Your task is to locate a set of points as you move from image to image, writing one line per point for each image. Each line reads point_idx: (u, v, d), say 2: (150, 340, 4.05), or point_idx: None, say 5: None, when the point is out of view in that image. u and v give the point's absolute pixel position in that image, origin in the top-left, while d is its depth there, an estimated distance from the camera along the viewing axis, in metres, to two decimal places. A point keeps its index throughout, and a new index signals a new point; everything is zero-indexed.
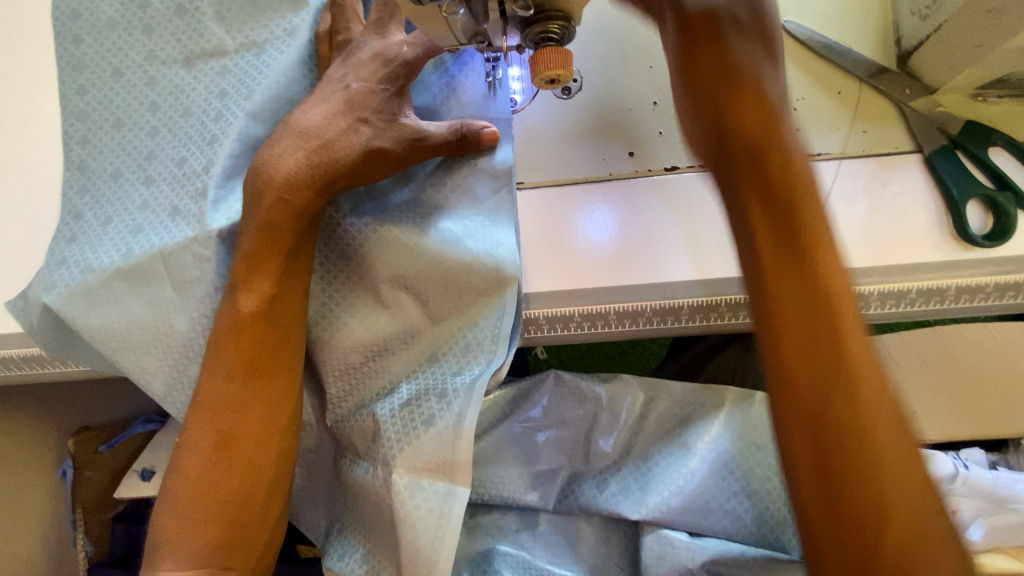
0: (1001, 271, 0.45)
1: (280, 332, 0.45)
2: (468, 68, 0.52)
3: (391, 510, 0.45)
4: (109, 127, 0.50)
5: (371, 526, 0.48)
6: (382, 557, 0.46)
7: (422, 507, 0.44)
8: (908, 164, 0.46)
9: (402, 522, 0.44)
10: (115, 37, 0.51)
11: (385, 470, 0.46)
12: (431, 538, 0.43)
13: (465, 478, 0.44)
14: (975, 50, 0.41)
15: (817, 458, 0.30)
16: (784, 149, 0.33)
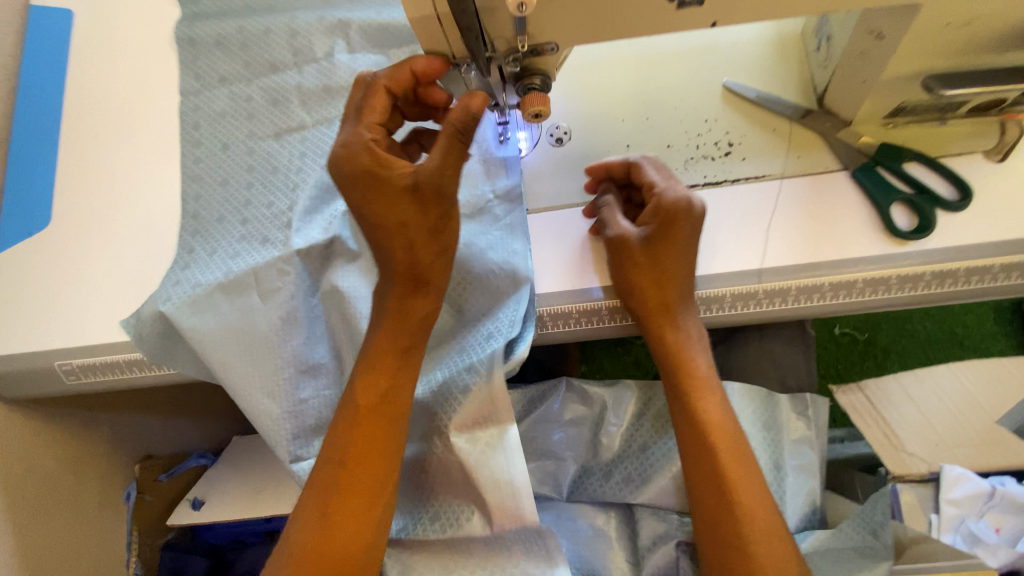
0: (935, 261, 0.53)
1: (417, 326, 0.53)
2: (480, 118, 0.63)
3: (457, 460, 0.53)
4: (217, 184, 0.66)
5: (435, 492, 0.55)
6: (459, 511, 0.54)
7: (481, 446, 0.52)
8: (839, 180, 0.56)
9: (472, 464, 0.52)
10: (226, 121, 0.69)
11: (441, 437, 0.54)
12: (501, 466, 0.51)
13: (506, 413, 0.52)
14: (861, 84, 0.49)
15: (692, 486, 0.53)
16: (665, 301, 0.55)
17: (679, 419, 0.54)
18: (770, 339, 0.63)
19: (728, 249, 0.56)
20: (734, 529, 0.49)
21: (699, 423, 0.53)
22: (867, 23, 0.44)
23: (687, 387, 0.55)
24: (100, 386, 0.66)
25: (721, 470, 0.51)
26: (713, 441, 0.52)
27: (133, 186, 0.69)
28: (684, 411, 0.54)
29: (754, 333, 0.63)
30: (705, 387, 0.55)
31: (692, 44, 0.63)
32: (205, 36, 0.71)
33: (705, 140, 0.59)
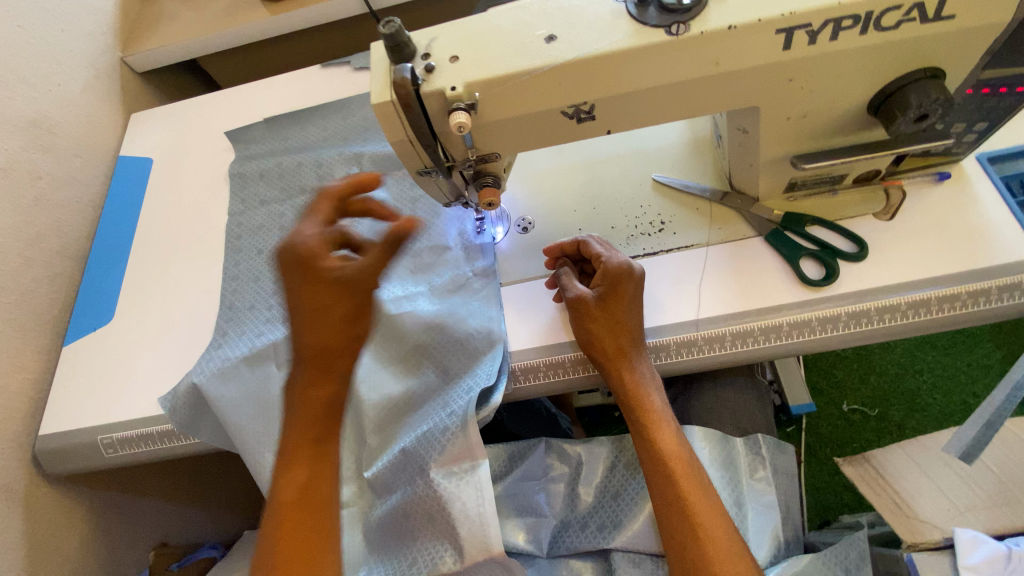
0: (844, 303, 0.62)
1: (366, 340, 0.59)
2: (462, 217, 0.78)
3: (439, 499, 0.61)
4: (252, 281, 0.81)
5: (416, 536, 0.62)
6: (431, 555, 0.61)
7: (457, 486, 0.61)
8: (755, 245, 0.67)
9: (449, 500, 0.60)
10: (263, 233, 0.85)
11: (425, 477, 0.62)
12: (474, 503, 0.60)
13: (481, 452, 0.61)
14: (751, 167, 0.63)
15: (663, 519, 0.57)
16: (618, 349, 0.62)
17: (645, 456, 0.60)
18: (724, 388, 0.71)
19: (666, 305, 0.66)
20: (698, 552, 0.53)
21: (661, 458, 0.59)
22: (736, 122, 0.59)
23: (647, 428, 0.60)
24: (143, 461, 0.77)
25: (687, 500, 0.56)
26: (676, 473, 0.57)
27: (183, 286, 0.85)
28: (648, 449, 0.60)
29: (708, 384, 0.72)
30: (663, 428, 0.60)
31: (626, 150, 0.78)
32: (252, 171, 0.91)
33: (641, 221, 0.72)
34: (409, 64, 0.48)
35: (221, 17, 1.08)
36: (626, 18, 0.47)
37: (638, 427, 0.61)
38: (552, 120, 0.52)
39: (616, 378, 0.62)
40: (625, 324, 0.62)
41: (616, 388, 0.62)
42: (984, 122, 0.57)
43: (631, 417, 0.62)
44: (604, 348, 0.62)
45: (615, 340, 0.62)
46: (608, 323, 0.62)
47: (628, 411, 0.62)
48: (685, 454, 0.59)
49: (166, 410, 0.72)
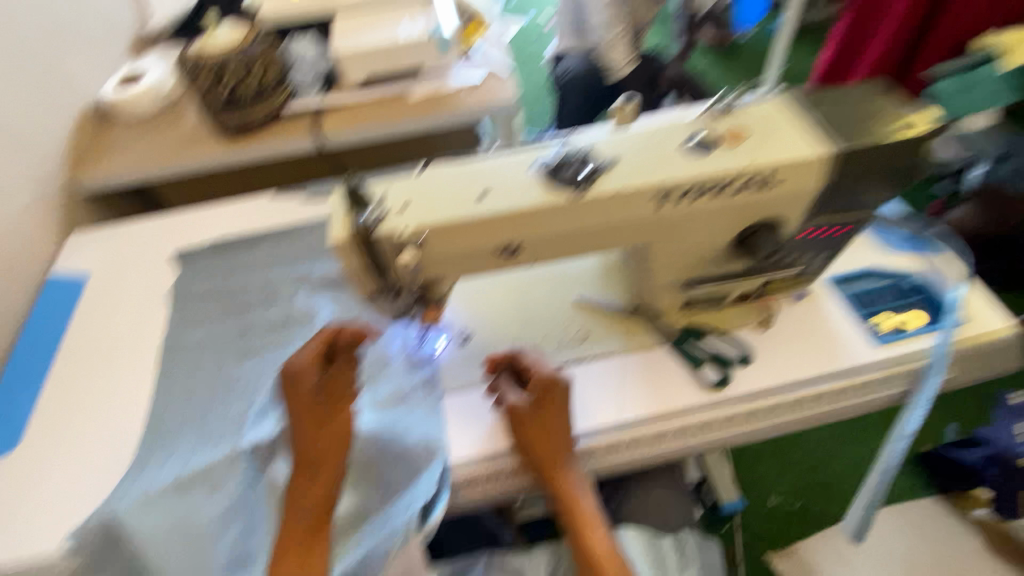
0: (739, 402, 0.73)
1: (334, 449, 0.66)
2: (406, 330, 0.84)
3: None
4: (185, 400, 0.79)
5: None
6: None
7: None
8: (663, 352, 0.78)
9: None
10: (201, 350, 0.85)
11: None
12: None
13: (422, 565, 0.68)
14: (652, 288, 0.75)
15: None
16: (552, 458, 0.68)
17: (581, 553, 0.66)
18: (650, 485, 0.78)
19: (590, 409, 0.74)
20: None
21: (593, 555, 0.65)
22: (637, 255, 0.72)
23: (581, 529, 0.66)
24: None
25: None
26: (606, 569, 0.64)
27: (104, 407, 0.81)
28: (583, 547, 0.66)
29: (633, 481, 0.79)
30: (594, 525, 0.67)
31: (551, 269, 0.90)
32: (196, 290, 0.94)
33: (567, 332, 0.82)
34: (368, 209, 0.58)
35: (178, 149, 1.16)
36: (542, 181, 0.60)
37: (573, 526, 0.67)
38: (486, 254, 0.62)
39: (551, 483, 0.68)
40: (558, 434, 0.68)
41: (552, 492, 0.68)
42: (824, 252, 0.74)
43: (567, 518, 0.67)
44: (540, 456, 0.68)
45: (549, 449, 0.68)
46: (542, 433, 0.68)
47: (563, 512, 0.67)
48: (613, 547, 0.66)
49: (73, 550, 0.66)
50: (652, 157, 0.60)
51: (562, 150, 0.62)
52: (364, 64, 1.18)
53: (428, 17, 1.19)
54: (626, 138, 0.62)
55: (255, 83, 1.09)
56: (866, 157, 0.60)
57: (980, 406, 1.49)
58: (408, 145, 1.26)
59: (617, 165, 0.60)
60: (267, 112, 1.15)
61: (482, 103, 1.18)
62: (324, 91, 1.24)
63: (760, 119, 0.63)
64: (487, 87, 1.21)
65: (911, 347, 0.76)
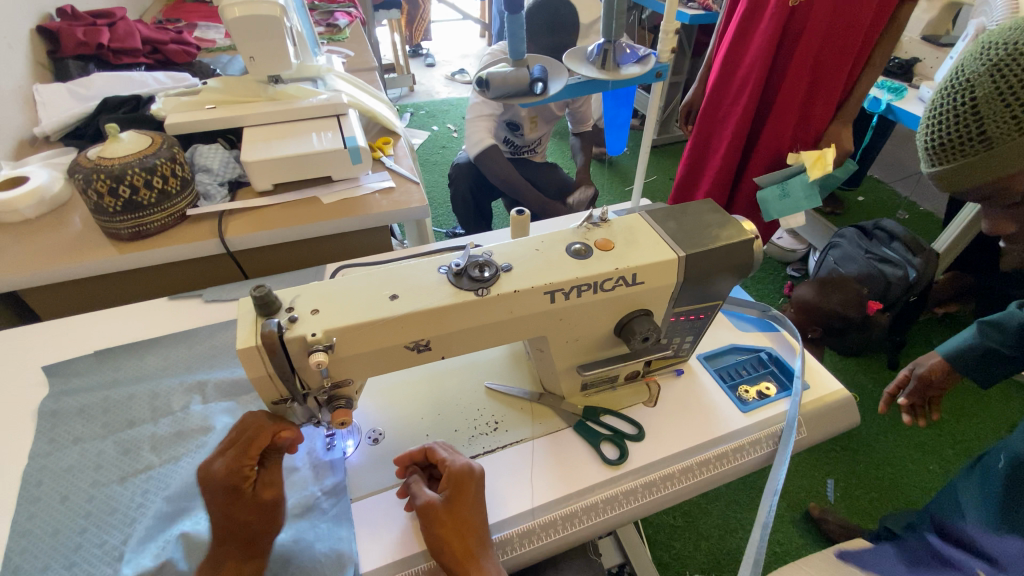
0: (638, 475, 0.79)
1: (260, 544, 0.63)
2: (316, 434, 0.83)
3: None
4: (45, 537, 0.69)
5: None
6: None
7: None
8: (567, 434, 0.84)
9: None
10: (71, 475, 0.76)
11: None
12: None
13: None
14: (553, 374, 0.83)
15: None
16: (468, 553, 0.67)
17: None
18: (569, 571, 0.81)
19: (502, 499, 0.76)
20: None
21: None
22: (536, 345, 0.79)
23: None
24: None
25: None
26: None
27: None
28: None
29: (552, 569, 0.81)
30: None
31: (462, 363, 0.95)
32: (70, 406, 0.85)
33: (479, 422, 0.86)
34: (275, 317, 0.60)
35: (60, 254, 1.09)
36: (447, 284, 0.67)
37: None
38: (396, 352, 0.66)
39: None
40: (473, 526, 0.69)
41: None
42: (690, 336, 0.88)
43: None
44: (456, 552, 0.67)
45: (464, 544, 0.67)
46: (457, 526, 0.68)
47: None
48: None
49: None
50: (542, 261, 0.70)
51: (463, 256, 0.69)
52: (275, 171, 1.23)
53: (339, 132, 1.29)
54: (518, 245, 0.72)
55: (157, 188, 1.09)
56: (709, 257, 0.74)
57: (846, 461, 1.70)
58: (318, 245, 1.29)
59: (512, 269, 0.68)
60: (168, 217, 1.14)
61: (393, 207, 1.26)
62: (231, 196, 1.25)
63: (627, 228, 0.76)
64: (396, 193, 1.30)
65: (771, 412, 0.90)
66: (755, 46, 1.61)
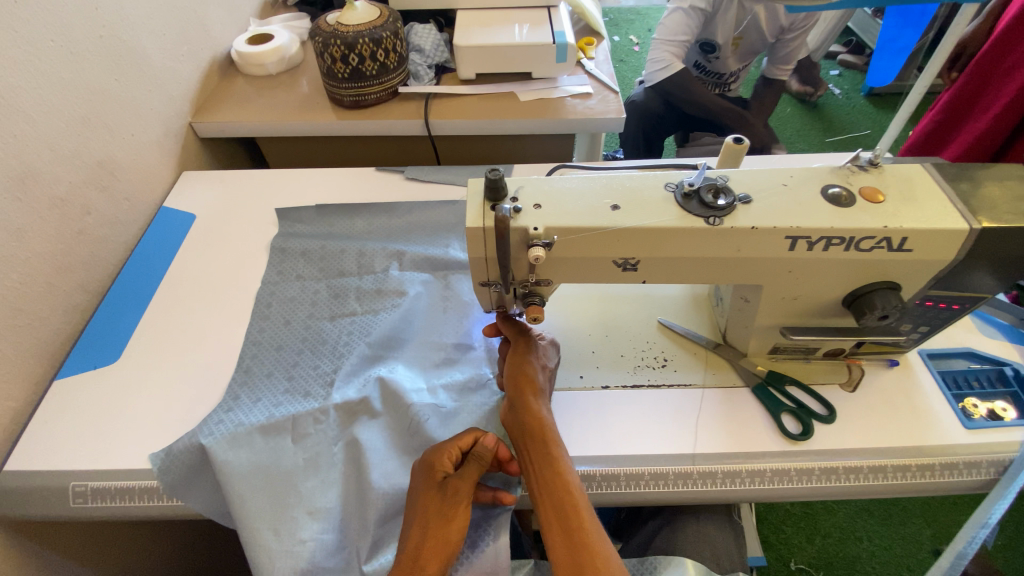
0: (819, 459, 0.71)
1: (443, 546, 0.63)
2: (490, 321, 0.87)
3: None
4: (274, 350, 0.84)
5: None
6: None
7: None
8: (741, 393, 0.78)
9: None
10: (293, 305, 0.90)
11: None
12: None
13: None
14: (746, 328, 0.75)
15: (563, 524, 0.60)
16: (528, 377, 0.70)
17: (545, 466, 0.63)
18: (704, 523, 0.80)
19: (660, 438, 0.74)
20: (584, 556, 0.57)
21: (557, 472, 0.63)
22: (740, 291, 0.72)
23: (545, 440, 0.65)
24: (111, 516, 0.72)
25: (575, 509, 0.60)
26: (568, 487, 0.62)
27: (200, 341, 0.86)
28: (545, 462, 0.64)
29: (689, 515, 0.81)
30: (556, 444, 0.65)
31: (638, 290, 0.91)
32: (294, 248, 0.98)
33: (647, 354, 0.83)
34: (502, 204, 0.60)
35: (293, 112, 1.22)
36: (673, 204, 0.61)
37: (536, 440, 0.65)
38: (601, 265, 0.64)
39: (519, 403, 0.68)
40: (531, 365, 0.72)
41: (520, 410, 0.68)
42: (926, 326, 0.73)
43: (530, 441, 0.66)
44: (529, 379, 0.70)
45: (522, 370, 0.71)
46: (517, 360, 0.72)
47: (526, 432, 0.66)
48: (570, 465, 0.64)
49: (156, 471, 0.71)
50: (789, 200, 0.60)
51: (696, 176, 0.62)
52: (482, 60, 1.21)
53: (548, 26, 1.22)
54: (762, 177, 0.63)
55: (379, 62, 1.15)
56: (1008, 237, 0.59)
57: None
58: (505, 143, 1.29)
59: (752, 202, 0.60)
60: (383, 91, 1.20)
61: (586, 115, 1.19)
62: (436, 80, 1.28)
63: (902, 182, 0.62)
64: (593, 100, 1.23)
65: (1002, 437, 0.74)
66: None
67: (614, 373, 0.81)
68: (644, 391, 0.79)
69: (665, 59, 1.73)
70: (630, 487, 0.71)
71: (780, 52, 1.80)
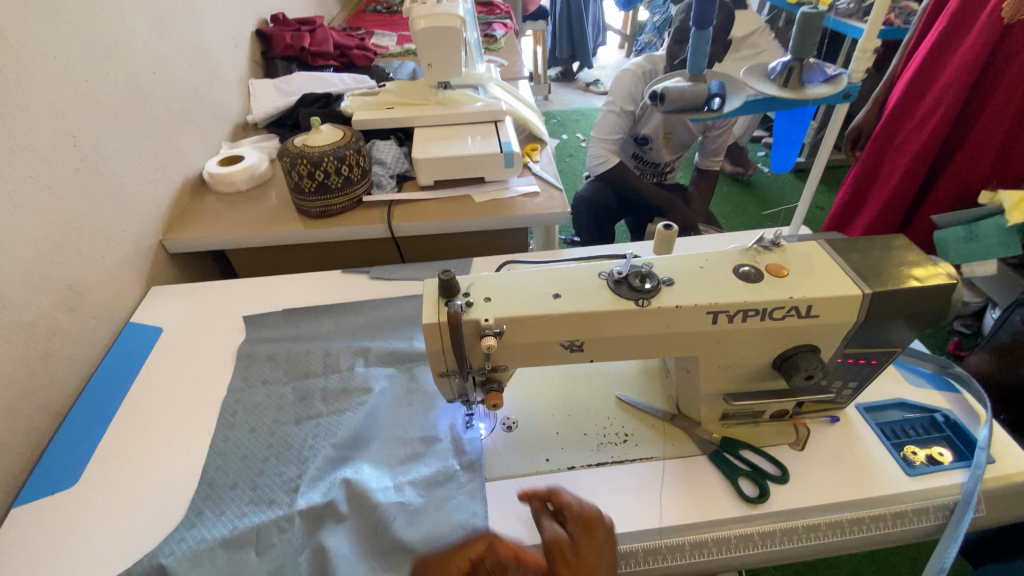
0: (777, 520, 0.74)
1: None
2: (455, 411, 0.90)
3: None
4: (238, 459, 0.83)
5: None
6: None
7: None
8: (699, 461, 0.82)
9: None
10: (260, 410, 0.91)
11: None
12: None
13: None
14: (693, 397, 0.81)
15: None
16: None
17: None
18: None
19: (627, 514, 0.75)
20: None
21: None
22: (682, 364, 0.78)
23: None
24: None
25: None
26: None
27: (162, 455, 0.85)
28: None
29: None
30: None
31: (594, 368, 0.96)
32: (261, 353, 1.01)
33: (608, 431, 0.86)
34: (454, 300, 0.67)
35: (261, 223, 1.30)
36: (607, 290, 0.68)
37: None
38: (550, 348, 0.69)
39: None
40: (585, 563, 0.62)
41: None
42: (855, 382, 0.80)
43: None
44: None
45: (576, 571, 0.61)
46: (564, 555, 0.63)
47: None
48: None
49: None
50: (707, 280, 0.69)
51: (624, 265, 0.71)
52: (437, 169, 1.34)
53: (496, 138, 1.38)
54: (681, 261, 0.72)
55: (343, 175, 1.25)
56: (896, 298, 0.68)
57: None
58: (464, 239, 1.39)
59: (675, 283, 0.68)
60: (347, 200, 1.30)
61: (535, 211, 1.31)
62: (397, 187, 1.40)
63: (800, 257, 0.72)
64: (540, 198, 1.36)
65: (942, 481, 0.78)
66: (953, 63, 1.41)
67: (578, 453, 0.84)
68: (609, 468, 0.81)
69: (602, 155, 1.95)
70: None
71: (708, 147, 2.05)
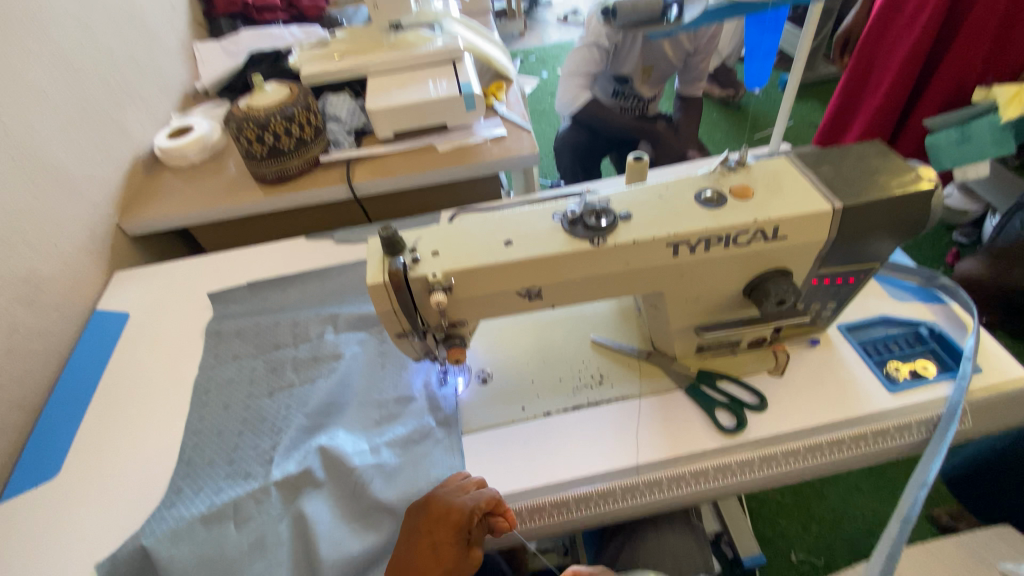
0: (754, 448, 0.74)
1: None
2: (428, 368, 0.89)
3: None
4: (213, 435, 0.83)
5: None
6: None
7: None
8: (676, 396, 0.80)
9: None
10: (232, 386, 0.90)
11: None
12: None
13: None
14: (666, 333, 0.78)
15: None
16: None
17: None
18: (664, 531, 0.81)
19: (603, 454, 0.75)
20: None
21: None
22: (651, 300, 0.75)
23: None
24: None
25: None
26: None
27: (139, 439, 0.85)
28: None
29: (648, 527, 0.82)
30: None
31: (568, 313, 0.93)
32: (229, 329, 0.99)
33: (584, 374, 0.85)
34: (400, 257, 0.63)
35: (219, 196, 1.25)
36: (561, 232, 0.64)
37: None
38: (507, 297, 0.66)
39: None
40: None
41: None
42: (834, 302, 0.77)
43: None
44: None
45: None
46: None
47: None
48: None
49: None
50: (666, 210, 0.65)
51: (579, 203, 0.66)
52: (396, 119, 1.27)
53: (456, 79, 1.29)
54: (640, 192, 0.67)
55: (295, 136, 1.18)
56: (869, 210, 0.63)
57: None
58: (433, 193, 1.33)
59: (633, 218, 0.64)
60: (304, 162, 1.24)
61: (503, 155, 1.25)
62: (357, 143, 1.33)
63: (768, 175, 0.67)
64: (508, 141, 1.29)
65: (924, 395, 0.77)
66: None
67: (554, 398, 0.82)
68: (585, 411, 0.80)
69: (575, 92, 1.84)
70: (580, 509, 0.73)
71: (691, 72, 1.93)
